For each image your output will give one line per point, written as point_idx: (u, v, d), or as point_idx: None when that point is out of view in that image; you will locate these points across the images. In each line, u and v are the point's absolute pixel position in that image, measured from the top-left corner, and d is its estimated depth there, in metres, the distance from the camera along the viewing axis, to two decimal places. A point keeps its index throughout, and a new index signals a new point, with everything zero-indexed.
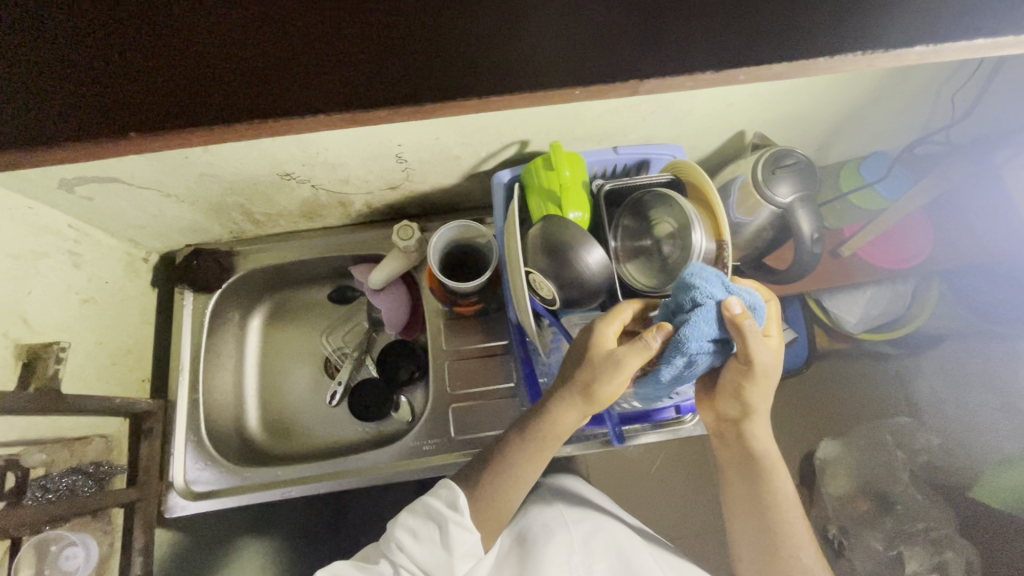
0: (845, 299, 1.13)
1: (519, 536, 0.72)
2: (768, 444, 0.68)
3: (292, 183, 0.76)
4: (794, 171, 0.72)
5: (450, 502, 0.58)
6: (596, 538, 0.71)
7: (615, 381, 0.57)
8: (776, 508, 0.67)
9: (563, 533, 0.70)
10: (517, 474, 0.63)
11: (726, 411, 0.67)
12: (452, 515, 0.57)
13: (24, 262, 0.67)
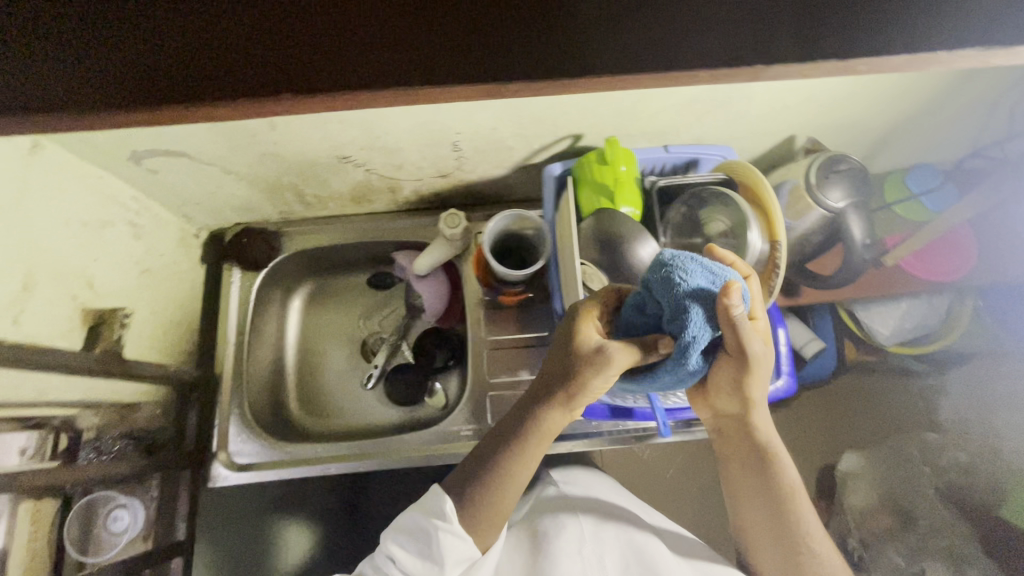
0: (879, 311, 1.14)
1: (529, 529, 0.70)
2: (772, 433, 0.63)
3: (347, 165, 0.78)
4: (848, 177, 0.72)
5: (437, 511, 0.56)
6: (605, 531, 0.69)
7: (604, 379, 0.55)
8: (788, 502, 0.62)
9: (574, 525, 0.68)
10: (515, 479, 0.59)
11: (721, 406, 0.63)
12: (439, 524, 0.55)
13: (93, 229, 0.69)
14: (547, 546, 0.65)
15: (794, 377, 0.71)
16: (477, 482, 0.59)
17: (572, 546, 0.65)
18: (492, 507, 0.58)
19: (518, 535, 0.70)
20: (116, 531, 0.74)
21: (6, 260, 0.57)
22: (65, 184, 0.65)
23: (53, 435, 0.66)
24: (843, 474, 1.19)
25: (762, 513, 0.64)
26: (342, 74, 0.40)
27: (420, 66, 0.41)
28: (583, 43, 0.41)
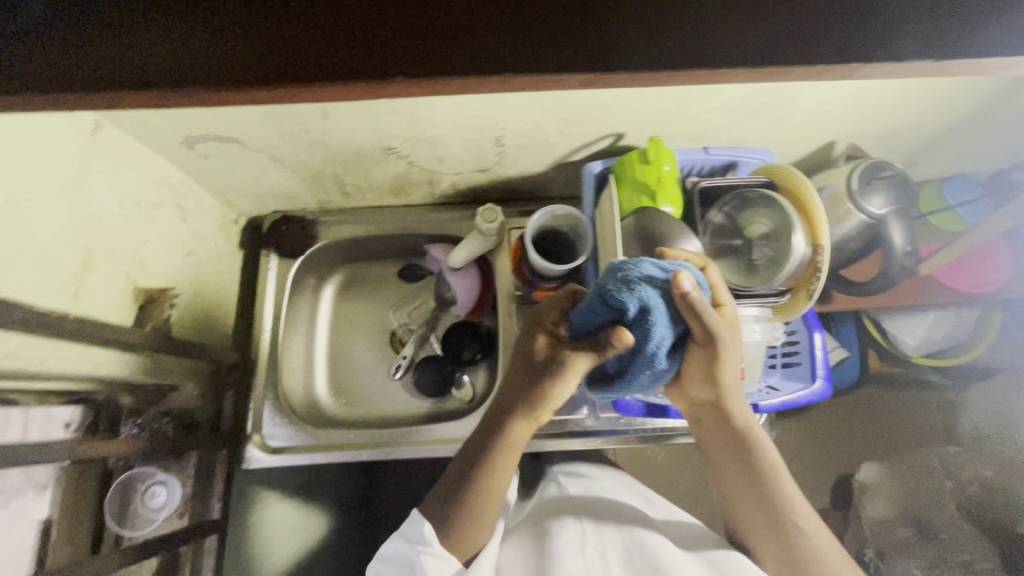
0: (908, 320, 1.12)
1: (534, 530, 0.69)
2: (747, 415, 0.65)
3: (391, 157, 0.79)
4: (890, 184, 0.72)
5: (420, 540, 0.59)
6: (605, 527, 0.67)
7: (565, 381, 0.61)
8: (769, 482, 0.63)
9: (575, 522, 0.68)
10: (492, 494, 0.63)
11: (696, 395, 0.64)
12: (422, 551, 0.58)
13: (146, 211, 0.71)
14: (549, 546, 0.64)
15: (829, 381, 0.72)
16: (455, 499, 0.62)
17: (573, 544, 0.64)
18: (473, 521, 0.62)
19: (521, 537, 0.70)
20: (154, 507, 0.75)
21: (70, 238, 0.58)
22: (122, 166, 0.66)
23: (92, 411, 0.69)
24: (861, 484, 1.20)
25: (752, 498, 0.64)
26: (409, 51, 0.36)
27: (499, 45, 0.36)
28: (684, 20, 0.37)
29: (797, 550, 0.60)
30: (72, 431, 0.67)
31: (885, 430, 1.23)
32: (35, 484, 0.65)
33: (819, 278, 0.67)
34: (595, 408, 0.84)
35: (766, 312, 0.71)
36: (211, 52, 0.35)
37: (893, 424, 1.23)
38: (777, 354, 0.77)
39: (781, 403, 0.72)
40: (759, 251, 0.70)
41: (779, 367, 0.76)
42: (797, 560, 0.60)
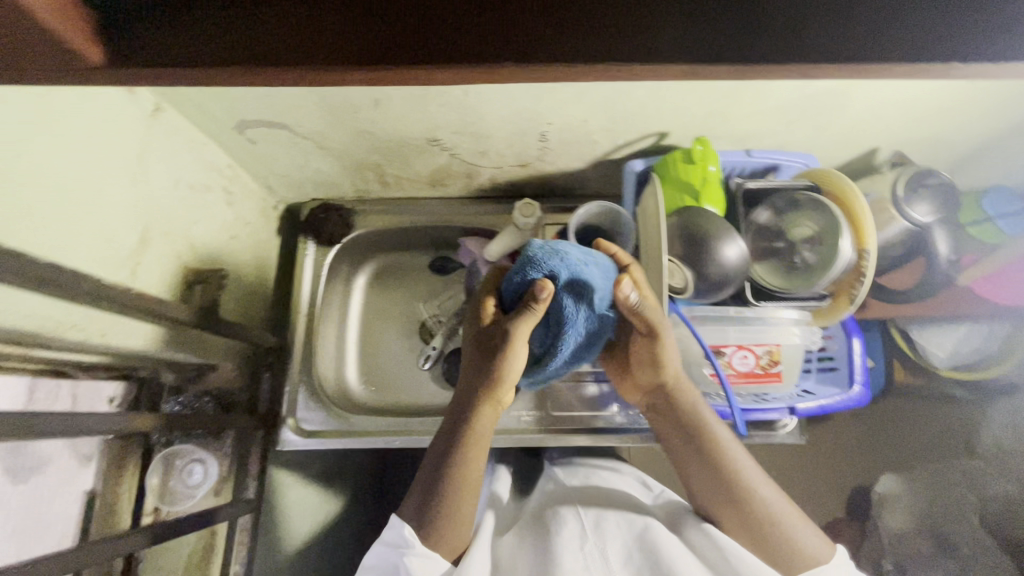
0: (936, 332, 1.09)
1: (532, 529, 0.66)
2: (694, 398, 0.67)
3: (434, 149, 0.80)
4: (936, 192, 0.72)
5: (404, 545, 0.59)
6: (602, 522, 0.63)
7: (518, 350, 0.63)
8: (726, 462, 0.63)
9: (575, 518, 0.63)
10: (465, 486, 0.62)
11: (642, 380, 0.70)
12: (406, 555, 0.58)
13: (197, 193, 0.72)
14: (545, 542, 0.60)
15: (867, 388, 0.72)
16: (428, 492, 0.62)
17: (568, 537, 0.60)
18: (449, 516, 0.61)
19: (517, 537, 0.66)
20: (192, 484, 0.76)
21: (129, 215, 0.60)
22: (178, 147, 0.68)
23: (135, 387, 0.73)
24: (880, 496, 1.18)
25: (706, 475, 0.63)
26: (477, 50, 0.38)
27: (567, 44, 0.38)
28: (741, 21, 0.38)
29: (759, 522, 0.59)
30: (116, 406, 0.71)
31: (904, 442, 1.23)
32: (79, 455, 0.68)
33: (863, 283, 0.67)
34: (625, 406, 0.85)
35: (805, 315, 0.71)
36: (298, 42, 0.37)
37: (913, 437, 1.23)
38: (812, 360, 0.77)
39: (817, 407, 0.72)
40: (804, 254, 0.70)
41: (815, 370, 0.77)
42: (765, 534, 0.59)
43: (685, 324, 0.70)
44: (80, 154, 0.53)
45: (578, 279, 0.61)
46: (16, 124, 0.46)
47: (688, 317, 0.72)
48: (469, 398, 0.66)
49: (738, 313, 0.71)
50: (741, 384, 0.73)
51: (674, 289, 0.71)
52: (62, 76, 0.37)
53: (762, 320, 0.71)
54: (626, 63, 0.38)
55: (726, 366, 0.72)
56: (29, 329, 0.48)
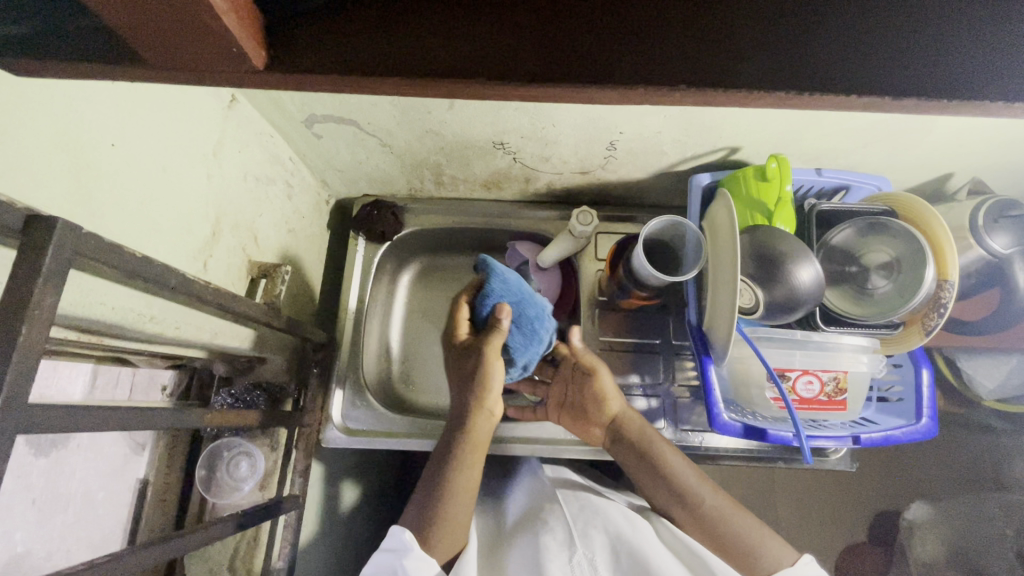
0: (986, 362, 1.02)
1: (521, 532, 0.68)
2: (641, 425, 0.73)
3: (498, 152, 0.79)
4: (1018, 223, 0.70)
5: (401, 548, 0.59)
6: (585, 525, 0.65)
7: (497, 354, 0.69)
8: (680, 482, 0.68)
9: (560, 525, 0.65)
10: (459, 492, 0.63)
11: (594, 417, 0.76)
12: (404, 559, 0.57)
13: (262, 186, 0.71)
14: (531, 552, 0.61)
15: (935, 421, 0.69)
16: (426, 502, 0.63)
17: (555, 545, 0.62)
18: (448, 522, 0.62)
19: (506, 543, 0.68)
20: (239, 476, 0.75)
21: (205, 208, 0.59)
22: (248, 140, 0.67)
23: (187, 378, 0.75)
24: (909, 523, 1.14)
25: (665, 492, 0.69)
26: (579, 57, 0.34)
27: (680, 52, 0.34)
28: (854, 48, 0.34)
29: (715, 525, 0.65)
30: (167, 395, 0.72)
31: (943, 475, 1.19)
32: (133, 444, 0.68)
33: (941, 314, 0.65)
34: (676, 422, 0.82)
35: (874, 343, 0.69)
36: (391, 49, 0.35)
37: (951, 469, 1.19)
38: (872, 389, 0.75)
39: (882, 439, 0.69)
40: (878, 281, 0.69)
41: (875, 401, 0.75)
42: (730, 543, 0.64)
43: (749, 345, 0.69)
44: (165, 146, 0.52)
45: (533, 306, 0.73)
46: (118, 111, 0.46)
47: (751, 338, 0.70)
48: (461, 411, 0.68)
49: (803, 336, 0.69)
50: (805, 411, 0.71)
51: (743, 308, 0.70)
52: (205, 72, 0.36)
53: (824, 345, 0.69)
54: (736, 87, 0.33)
55: (789, 391, 0.70)
56: (113, 321, 0.48)
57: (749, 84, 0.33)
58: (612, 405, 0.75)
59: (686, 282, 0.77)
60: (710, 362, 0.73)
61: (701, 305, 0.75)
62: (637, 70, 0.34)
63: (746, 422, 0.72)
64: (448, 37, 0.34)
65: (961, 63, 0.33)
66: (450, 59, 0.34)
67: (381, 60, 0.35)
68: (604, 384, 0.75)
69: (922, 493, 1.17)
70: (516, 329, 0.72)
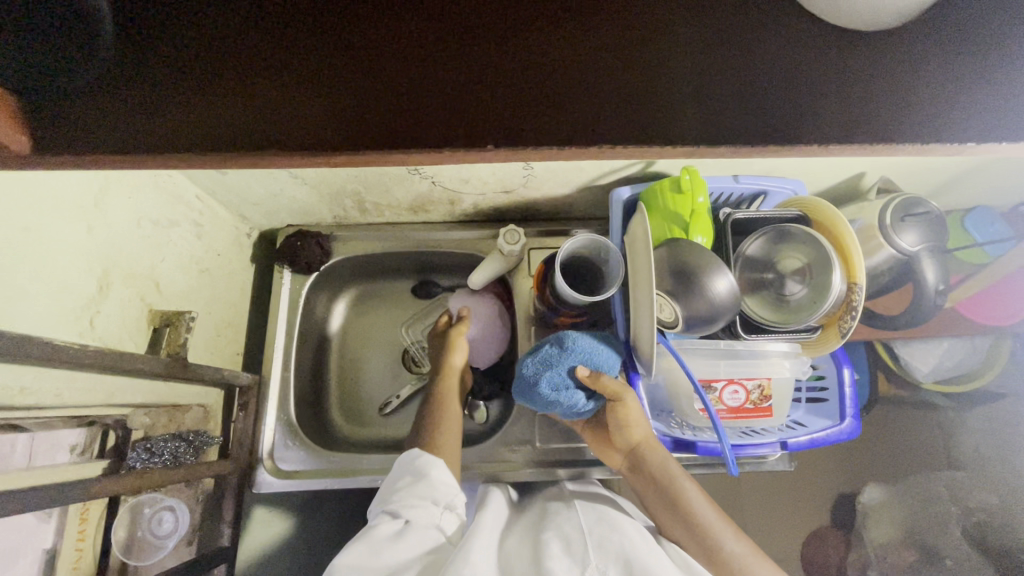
0: (921, 347, 1.04)
1: (531, 538, 0.62)
2: (668, 459, 0.67)
3: (415, 177, 0.77)
4: (924, 221, 0.72)
5: (411, 459, 0.65)
6: (601, 538, 0.59)
7: (458, 353, 0.83)
8: (704, 523, 0.62)
9: (577, 533, 0.60)
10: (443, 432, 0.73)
11: (618, 443, 0.70)
12: (419, 459, 0.64)
13: (161, 229, 0.68)
14: (533, 556, 0.57)
15: (858, 420, 0.70)
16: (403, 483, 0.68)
17: (563, 555, 0.56)
18: None
19: (519, 541, 0.62)
20: (161, 534, 0.73)
21: (87, 262, 0.56)
22: (142, 186, 0.64)
23: (101, 433, 0.67)
24: (865, 507, 1.12)
25: (683, 532, 0.63)
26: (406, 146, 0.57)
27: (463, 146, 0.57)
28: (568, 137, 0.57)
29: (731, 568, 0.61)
30: (81, 454, 0.64)
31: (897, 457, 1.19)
32: (36, 512, 0.61)
33: (853, 317, 0.66)
34: None
35: (794, 347, 0.71)
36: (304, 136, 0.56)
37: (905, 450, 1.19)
38: (802, 390, 0.76)
39: (809, 441, 0.70)
40: (794, 286, 0.69)
41: (805, 401, 0.76)
42: None
43: (673, 357, 0.68)
44: (24, 207, 0.49)
45: (563, 354, 0.68)
46: None
47: (676, 349, 0.71)
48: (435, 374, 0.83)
49: (728, 346, 0.71)
50: (732, 420, 0.72)
51: (664, 322, 0.69)
52: None
53: (752, 353, 0.71)
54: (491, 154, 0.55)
55: (716, 402, 0.71)
56: None
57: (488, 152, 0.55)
58: (639, 432, 0.68)
59: (612, 297, 0.77)
60: (637, 377, 0.74)
61: (627, 320, 0.74)
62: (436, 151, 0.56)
63: (675, 436, 0.72)
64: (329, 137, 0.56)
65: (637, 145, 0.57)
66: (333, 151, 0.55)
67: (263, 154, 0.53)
68: (629, 410, 0.67)
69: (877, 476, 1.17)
70: (531, 358, 0.70)
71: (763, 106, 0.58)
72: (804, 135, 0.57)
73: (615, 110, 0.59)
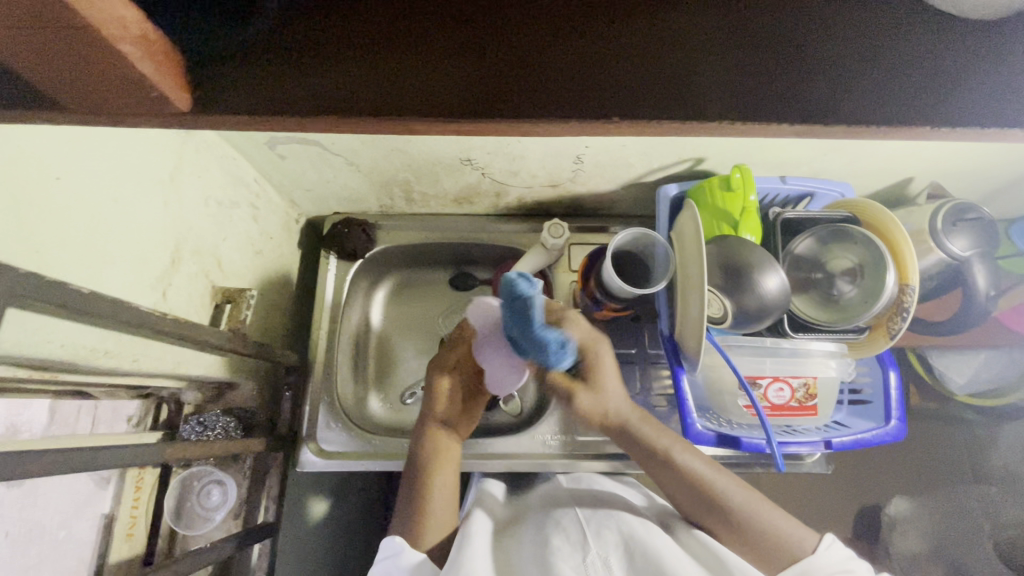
0: (956, 358, 1.00)
1: (535, 529, 0.63)
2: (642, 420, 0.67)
3: (466, 168, 0.78)
4: (974, 226, 0.72)
5: (392, 555, 0.59)
6: (599, 527, 0.60)
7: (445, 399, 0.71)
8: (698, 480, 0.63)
9: (574, 524, 0.60)
10: (434, 493, 0.65)
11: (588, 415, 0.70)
12: (399, 553, 0.58)
13: (225, 210, 0.70)
14: (540, 552, 0.57)
15: (903, 423, 0.70)
16: (406, 513, 0.64)
17: (568, 546, 0.57)
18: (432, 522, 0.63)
19: (519, 538, 0.62)
20: (210, 506, 0.74)
21: (163, 236, 0.58)
22: (208, 164, 0.66)
23: (155, 406, 0.70)
24: (890, 518, 1.09)
25: (685, 492, 0.63)
26: (515, 101, 0.43)
27: (571, 102, 0.43)
28: (727, 102, 0.42)
29: (731, 519, 0.60)
30: (136, 425, 0.67)
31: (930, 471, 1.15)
32: (97, 479, 0.63)
33: (904, 319, 0.66)
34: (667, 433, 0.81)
35: (842, 349, 0.71)
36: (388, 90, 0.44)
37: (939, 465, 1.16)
38: (844, 393, 0.77)
39: (853, 442, 0.70)
40: (843, 286, 0.70)
41: (848, 404, 0.76)
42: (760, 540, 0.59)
43: (718, 353, 0.69)
44: (117, 177, 0.51)
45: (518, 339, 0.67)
46: (59, 143, 0.45)
47: (721, 346, 0.72)
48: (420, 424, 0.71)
49: (775, 344, 0.70)
50: (775, 417, 0.72)
51: (712, 318, 0.70)
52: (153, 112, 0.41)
53: (795, 353, 0.71)
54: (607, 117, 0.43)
55: (761, 399, 0.71)
56: (64, 358, 0.49)
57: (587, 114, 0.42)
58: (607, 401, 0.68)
59: (656, 292, 0.78)
60: (682, 372, 0.73)
61: (672, 315, 0.75)
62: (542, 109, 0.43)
63: (720, 431, 0.72)
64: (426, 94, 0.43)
65: (800, 98, 0.42)
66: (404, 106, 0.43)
67: (356, 110, 0.44)
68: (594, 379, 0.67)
69: (910, 489, 1.14)
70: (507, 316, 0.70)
71: (906, 63, 0.42)
72: (938, 105, 0.41)
73: (685, 61, 0.43)
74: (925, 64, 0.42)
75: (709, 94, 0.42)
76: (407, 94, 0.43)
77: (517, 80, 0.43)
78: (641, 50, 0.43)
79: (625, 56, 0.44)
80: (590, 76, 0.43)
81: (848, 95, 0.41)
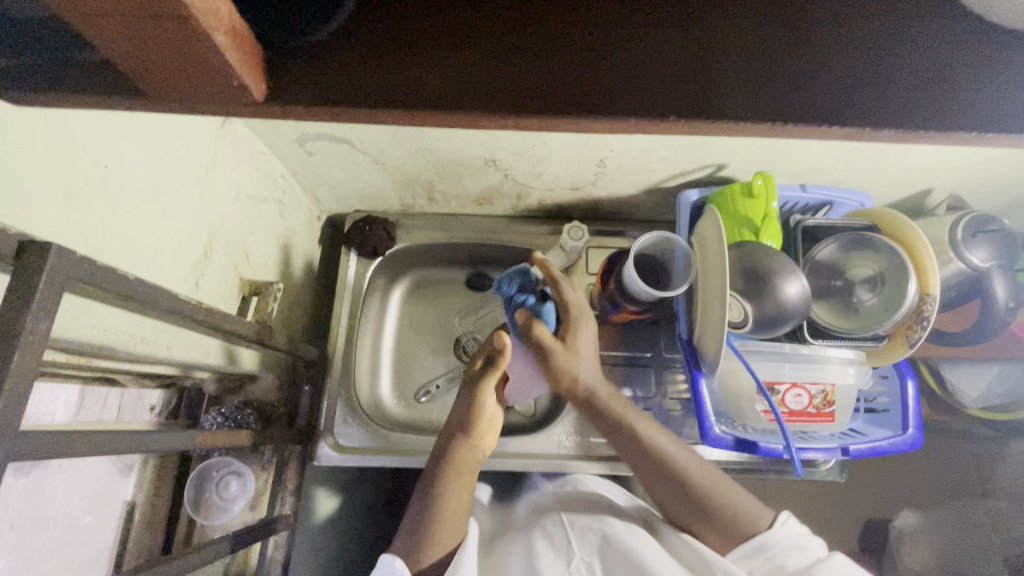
0: (969, 371, 1.00)
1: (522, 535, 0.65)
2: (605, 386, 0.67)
3: (490, 169, 0.80)
4: (994, 237, 0.73)
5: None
6: (583, 530, 0.62)
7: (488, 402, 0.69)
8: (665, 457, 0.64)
9: (560, 529, 0.63)
10: (447, 506, 0.61)
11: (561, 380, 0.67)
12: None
13: (254, 204, 0.71)
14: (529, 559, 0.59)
15: (920, 431, 0.71)
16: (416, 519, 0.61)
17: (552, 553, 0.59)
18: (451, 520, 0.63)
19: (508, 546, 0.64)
20: (227, 496, 0.74)
21: (197, 226, 0.60)
22: (240, 159, 0.67)
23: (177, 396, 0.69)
24: (899, 531, 1.06)
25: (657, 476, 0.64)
26: (572, 91, 0.39)
27: (624, 95, 0.39)
28: (796, 100, 0.39)
29: (695, 500, 0.62)
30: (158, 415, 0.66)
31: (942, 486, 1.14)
32: (120, 465, 0.64)
33: (924, 326, 0.66)
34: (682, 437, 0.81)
35: (860, 356, 0.72)
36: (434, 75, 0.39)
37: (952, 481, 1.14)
38: (858, 401, 0.77)
39: (870, 449, 0.70)
40: (863, 294, 0.71)
41: (863, 412, 0.77)
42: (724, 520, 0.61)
43: (738, 357, 0.70)
44: (157, 167, 0.52)
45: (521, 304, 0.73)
46: (107, 131, 0.46)
47: (738, 351, 0.72)
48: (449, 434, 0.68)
49: (791, 349, 0.72)
50: (792, 423, 0.73)
51: (732, 322, 0.70)
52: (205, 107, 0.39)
53: (811, 358, 0.72)
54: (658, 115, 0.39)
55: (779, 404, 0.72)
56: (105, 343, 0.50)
57: (639, 110, 0.38)
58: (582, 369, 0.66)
59: (675, 295, 0.78)
60: (701, 375, 0.74)
61: (691, 318, 0.76)
62: (603, 102, 0.38)
63: (737, 435, 0.72)
64: (464, 77, 0.39)
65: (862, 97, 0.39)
66: (438, 93, 0.39)
67: (392, 98, 0.39)
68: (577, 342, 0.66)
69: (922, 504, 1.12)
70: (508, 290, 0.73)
71: (965, 65, 0.40)
72: (999, 111, 0.39)
73: (750, 53, 0.40)
74: (987, 66, 0.40)
75: (771, 87, 0.39)
76: (411, 80, 0.39)
77: (564, 69, 0.39)
78: (666, 41, 0.40)
79: (685, 46, 0.40)
80: (643, 65, 0.39)
81: (911, 97, 0.39)
